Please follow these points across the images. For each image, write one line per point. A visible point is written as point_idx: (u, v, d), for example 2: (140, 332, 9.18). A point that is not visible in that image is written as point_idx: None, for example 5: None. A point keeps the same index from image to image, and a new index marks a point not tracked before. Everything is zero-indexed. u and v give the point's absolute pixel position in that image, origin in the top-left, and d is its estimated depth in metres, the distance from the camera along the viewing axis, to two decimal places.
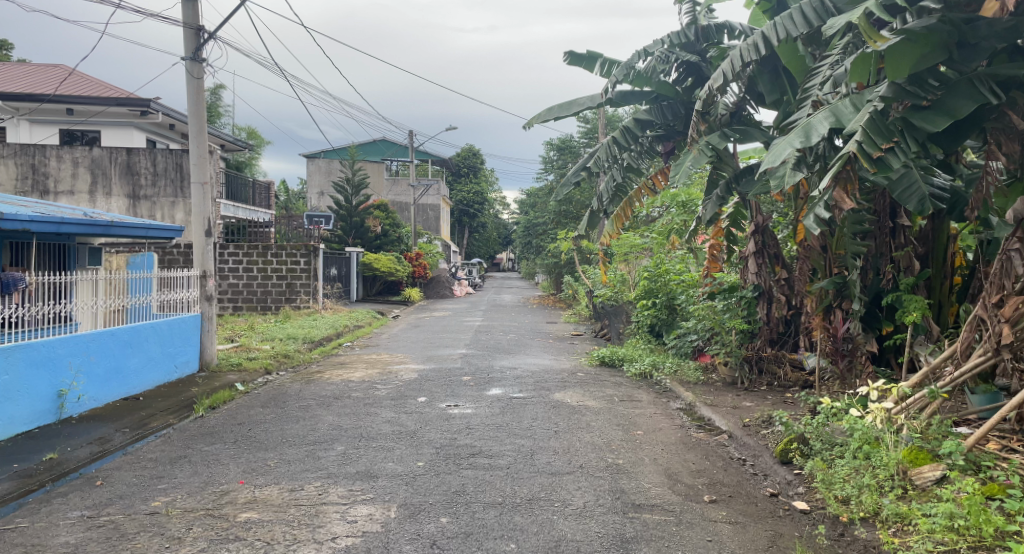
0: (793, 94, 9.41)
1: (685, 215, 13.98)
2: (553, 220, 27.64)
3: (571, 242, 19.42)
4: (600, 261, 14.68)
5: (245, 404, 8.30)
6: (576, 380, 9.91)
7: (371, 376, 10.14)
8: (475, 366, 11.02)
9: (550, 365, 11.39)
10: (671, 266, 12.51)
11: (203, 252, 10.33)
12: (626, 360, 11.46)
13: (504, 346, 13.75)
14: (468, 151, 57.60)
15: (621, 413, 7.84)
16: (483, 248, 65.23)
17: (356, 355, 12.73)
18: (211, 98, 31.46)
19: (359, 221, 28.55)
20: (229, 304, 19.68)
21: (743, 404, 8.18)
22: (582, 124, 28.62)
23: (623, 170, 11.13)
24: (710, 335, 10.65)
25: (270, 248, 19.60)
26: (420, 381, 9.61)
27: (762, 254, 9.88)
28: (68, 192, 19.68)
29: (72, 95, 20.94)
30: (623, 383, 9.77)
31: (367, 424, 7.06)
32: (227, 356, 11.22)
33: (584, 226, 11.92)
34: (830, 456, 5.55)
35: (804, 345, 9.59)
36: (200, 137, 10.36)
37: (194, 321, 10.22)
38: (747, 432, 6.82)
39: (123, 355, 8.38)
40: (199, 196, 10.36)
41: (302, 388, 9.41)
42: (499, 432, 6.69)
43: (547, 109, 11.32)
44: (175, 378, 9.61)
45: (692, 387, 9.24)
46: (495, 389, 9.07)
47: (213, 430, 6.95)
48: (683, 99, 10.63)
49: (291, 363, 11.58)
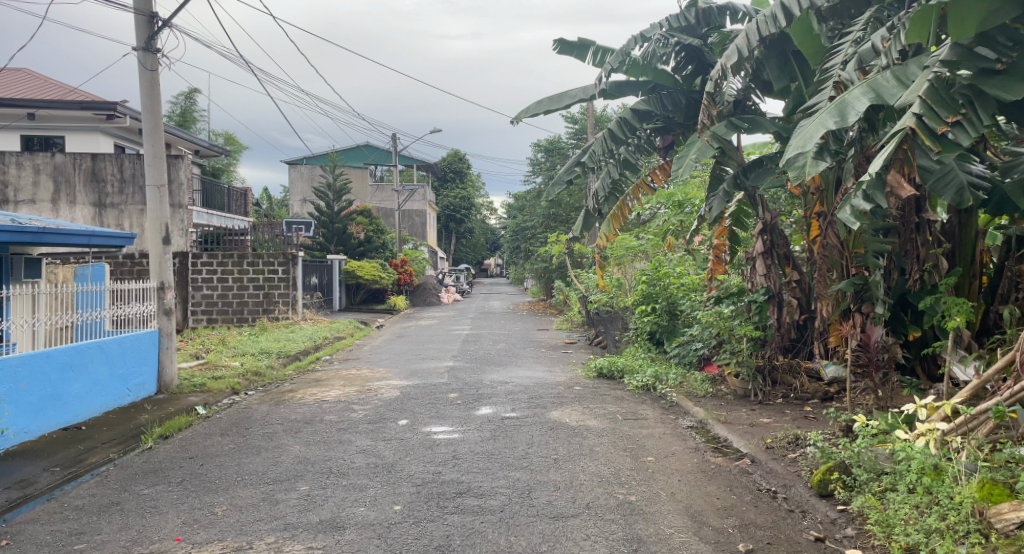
0: (804, 79, 8.59)
1: (681, 215, 13.18)
2: (543, 223, 26.81)
3: (563, 245, 18.57)
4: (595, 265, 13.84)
5: (202, 432, 7.39)
6: (573, 395, 9.05)
7: (348, 396, 9.22)
8: (463, 381, 10.12)
9: (544, 378, 10.52)
10: (670, 269, 11.76)
11: (160, 264, 9.49)
12: (626, 371, 10.60)
13: (493, 356, 12.87)
14: (454, 155, 56.76)
15: (626, 434, 6.99)
16: (471, 253, 64.27)
17: (335, 370, 11.79)
18: (186, 102, 30.46)
19: (341, 227, 27.63)
20: (204, 316, 18.57)
21: (761, 421, 7.31)
22: (570, 124, 27.83)
23: (619, 165, 10.18)
24: (716, 342, 9.79)
25: (246, 256, 18.71)
26: (401, 400, 8.69)
27: (771, 254, 9.19)
28: (29, 201, 18.75)
29: (33, 99, 20.01)
30: (626, 398, 8.89)
31: (338, 456, 6.15)
32: (190, 376, 10.25)
33: (577, 227, 11.06)
34: (880, 490, 4.70)
35: (820, 352, 8.78)
36: (154, 136, 9.47)
37: (151, 338, 9.28)
38: (771, 456, 5.94)
39: (63, 380, 7.45)
40: (155, 200, 9.48)
41: (271, 410, 8.49)
42: (490, 463, 5.80)
43: (535, 103, 10.50)
44: (128, 403, 8.67)
45: (702, 401, 8.39)
46: (484, 408, 8.19)
47: (158, 468, 6.06)
48: (683, 88, 9.78)
49: (261, 382, 10.62)
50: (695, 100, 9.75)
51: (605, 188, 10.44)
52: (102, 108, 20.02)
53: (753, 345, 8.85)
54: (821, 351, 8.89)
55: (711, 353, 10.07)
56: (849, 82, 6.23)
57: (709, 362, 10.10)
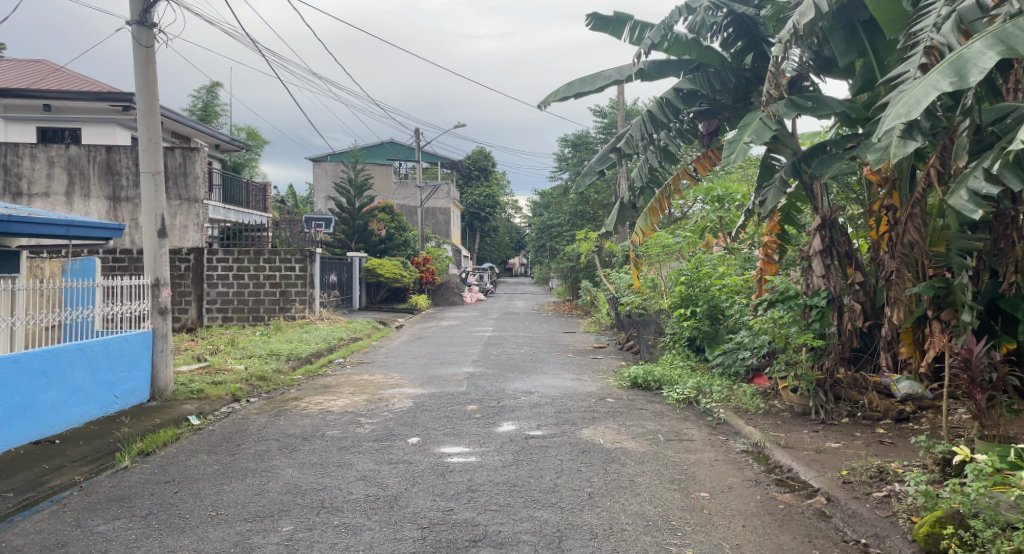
0: (875, 52, 7.57)
1: (721, 212, 12.33)
2: (569, 221, 25.86)
3: (591, 243, 17.55)
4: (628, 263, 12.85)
5: (188, 448, 6.52)
6: (606, 410, 8.07)
7: (356, 406, 8.34)
8: (483, 391, 9.19)
9: (573, 388, 9.56)
10: (711, 269, 10.88)
11: (155, 259, 8.67)
12: (663, 382, 9.61)
13: (516, 362, 11.88)
14: (479, 152, 56.02)
15: (671, 461, 6.00)
16: (495, 252, 63.33)
17: (346, 375, 10.91)
18: (208, 96, 29.82)
19: (362, 223, 26.90)
20: (219, 314, 17.79)
21: (829, 447, 6.31)
22: (599, 118, 26.75)
23: (659, 151, 9.18)
24: (765, 351, 8.79)
25: (262, 253, 17.95)
26: (414, 413, 7.77)
27: (830, 252, 8.14)
28: (42, 194, 18.11)
29: (50, 90, 19.42)
30: (667, 414, 7.88)
31: (333, 483, 5.24)
32: (187, 380, 9.41)
33: (609, 221, 9.89)
34: (1012, 551, 3.67)
35: (888, 364, 7.76)
36: (150, 118, 8.67)
37: (144, 340, 8.43)
38: (852, 494, 4.93)
39: (35, 388, 6.63)
40: (150, 189, 8.66)
41: (270, 422, 7.63)
42: (512, 498, 4.86)
43: (565, 85, 9.54)
44: (115, 411, 7.84)
45: (755, 420, 7.40)
46: (507, 424, 7.24)
47: (125, 495, 5.20)
48: (732, 66, 8.75)
49: (265, 388, 9.76)
50: (745, 80, 8.74)
51: (641, 178, 9.37)
52: (118, 98, 19.46)
53: (812, 356, 7.85)
54: (888, 363, 7.89)
55: (761, 364, 9.08)
56: (945, 46, 5.32)
57: (758, 373, 9.10)
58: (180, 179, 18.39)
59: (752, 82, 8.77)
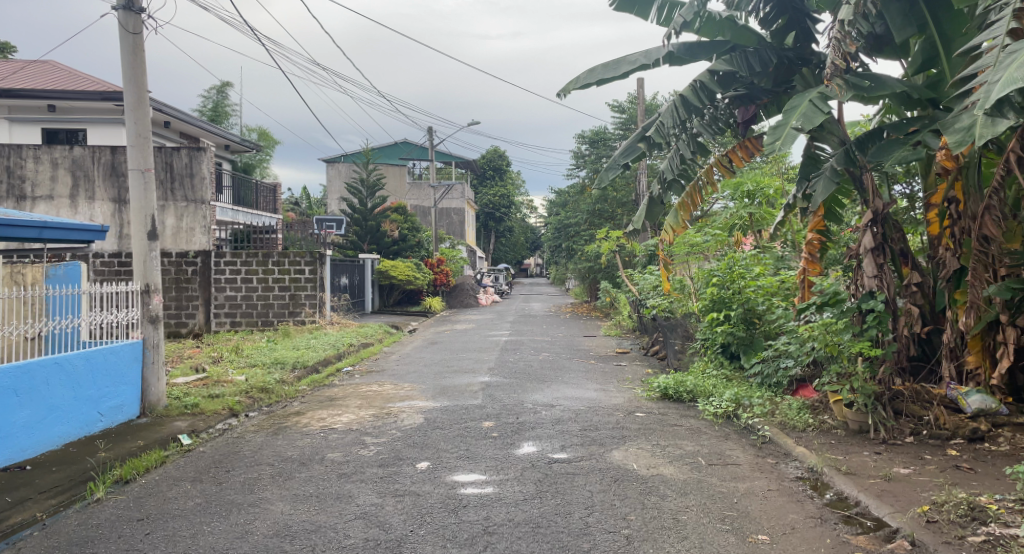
0: (936, 24, 6.76)
1: (755, 209, 11.47)
2: (586, 220, 25.09)
3: (613, 242, 16.73)
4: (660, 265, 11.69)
5: (173, 475, 5.82)
6: (639, 428, 7.29)
7: (362, 422, 7.61)
8: (501, 404, 8.43)
9: (600, 400, 8.78)
10: (746, 269, 10.09)
11: (145, 263, 7.93)
12: (698, 394, 8.82)
13: (536, 370, 11.08)
14: (493, 152, 55.25)
15: (718, 492, 5.22)
16: (510, 253, 62.57)
17: (353, 385, 10.19)
18: (218, 97, 29.17)
19: (374, 225, 26.26)
20: (227, 319, 17.11)
21: (899, 474, 5.58)
22: (617, 114, 25.88)
23: (692, 141, 8.39)
24: (811, 360, 8.03)
25: (270, 255, 17.29)
26: (424, 432, 7.05)
27: (882, 250, 7.40)
28: (46, 197, 17.50)
29: (54, 90, 18.81)
30: (707, 433, 7.10)
31: (328, 523, 4.54)
32: (180, 391, 8.71)
33: (637, 219, 9.05)
34: None
35: (952, 376, 6.94)
36: (139, 110, 7.94)
37: (133, 351, 7.72)
38: (940, 538, 4.21)
39: (4, 409, 5.96)
40: (138, 187, 7.93)
41: (266, 441, 6.92)
42: (537, 546, 4.15)
43: (587, 72, 8.77)
44: (99, 430, 7.17)
45: (807, 442, 6.63)
46: (527, 445, 6.47)
47: (89, 537, 4.50)
48: (771, 45, 7.98)
49: (267, 400, 9.06)
50: (787, 59, 7.99)
51: (672, 170, 8.47)
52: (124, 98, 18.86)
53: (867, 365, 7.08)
54: (951, 374, 6.99)
55: (806, 374, 8.32)
56: None
57: (802, 384, 8.33)
58: (187, 180, 17.80)
59: (795, 63, 8.01)
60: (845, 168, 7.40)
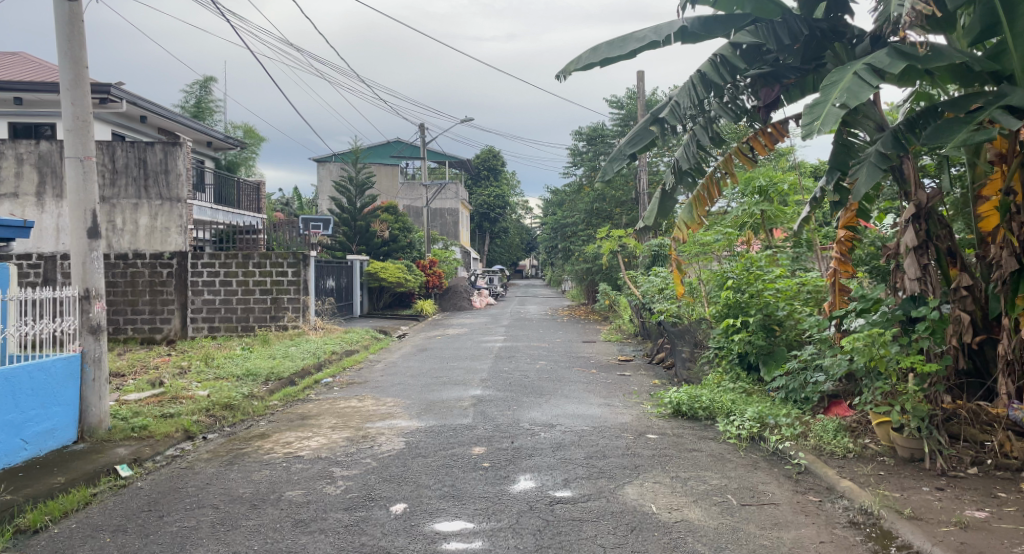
0: None
1: (768, 206, 10.51)
2: (584, 220, 24.15)
3: (614, 241, 15.70)
4: (672, 265, 10.37)
5: (95, 522, 4.83)
6: (651, 454, 6.31)
7: (332, 449, 6.59)
8: (495, 424, 7.44)
9: (605, 418, 7.79)
10: (763, 270, 9.14)
11: (84, 265, 6.93)
12: (715, 412, 7.85)
13: (533, 382, 10.10)
14: (488, 151, 54.24)
15: (758, 547, 4.25)
16: (506, 254, 61.51)
17: (330, 401, 9.15)
18: (201, 92, 27.99)
19: (363, 225, 25.27)
20: (204, 324, 16.04)
21: (975, 519, 4.59)
22: (615, 110, 24.85)
23: (710, 125, 7.38)
24: (845, 376, 7.09)
25: (251, 257, 16.26)
26: (404, 461, 6.06)
27: (927, 247, 6.51)
28: (9, 194, 16.20)
29: (20, 80, 17.64)
30: (732, 463, 6.11)
31: None
32: (128, 409, 7.67)
33: (649, 214, 8.01)
34: None
35: (1011, 393, 5.95)
36: (76, 89, 6.88)
37: (67, 368, 6.68)
38: None
39: None
40: (76, 178, 6.91)
41: (217, 474, 5.90)
42: None
43: (589, 51, 7.79)
44: (23, 460, 6.16)
45: (854, 474, 5.65)
46: (524, 480, 5.47)
47: None
48: (801, 15, 6.98)
49: (229, 419, 8.04)
50: (819, 32, 6.96)
51: (688, 159, 7.51)
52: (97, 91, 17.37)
53: (916, 381, 6.14)
54: (1011, 392, 6.00)
55: (839, 389, 7.40)
56: None
57: (836, 401, 7.37)
58: (161, 177, 16.71)
59: (827, 36, 6.98)
60: (893, 153, 6.16)
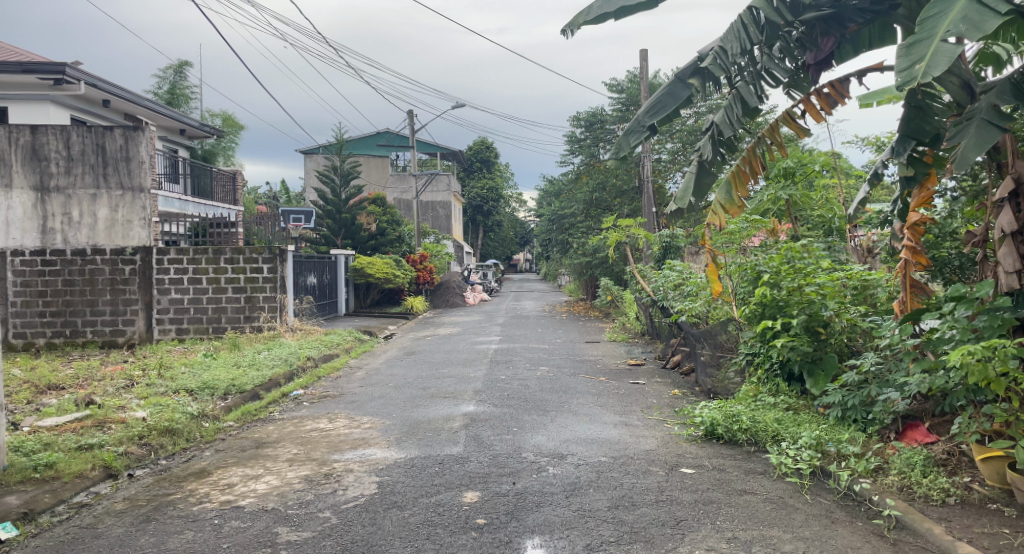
0: None
1: (798, 189, 9.08)
2: (583, 210, 22.75)
3: (620, 232, 14.27)
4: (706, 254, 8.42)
5: None
6: (693, 501, 4.88)
7: (284, 495, 5.13)
8: (492, 455, 6.02)
9: (625, 445, 6.37)
10: (804, 261, 7.70)
11: None
12: (756, 434, 6.43)
13: (535, 394, 8.68)
14: (480, 142, 52.68)
15: None
16: (499, 248, 60.00)
17: (296, 421, 7.70)
18: (175, 77, 26.40)
19: (348, 217, 23.78)
20: (172, 326, 14.49)
21: None
22: (615, 94, 23.39)
23: (757, 81, 6.03)
24: (924, 394, 5.68)
25: (223, 251, 14.63)
26: (374, 515, 4.63)
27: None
28: None
29: None
30: (804, 514, 4.67)
31: None
32: (38, 441, 6.20)
33: (681, 196, 6.52)
34: None
35: None
36: None
37: None
38: None
39: None
40: None
41: (125, 537, 4.47)
42: None
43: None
44: None
45: (972, 534, 4.24)
46: (531, 550, 4.06)
47: None
48: None
49: (166, 450, 6.57)
50: None
51: (731, 125, 6.11)
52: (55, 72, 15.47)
53: None
54: None
55: (914, 410, 5.95)
56: None
57: (912, 424, 5.93)
58: (122, 164, 14.96)
59: None
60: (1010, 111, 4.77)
